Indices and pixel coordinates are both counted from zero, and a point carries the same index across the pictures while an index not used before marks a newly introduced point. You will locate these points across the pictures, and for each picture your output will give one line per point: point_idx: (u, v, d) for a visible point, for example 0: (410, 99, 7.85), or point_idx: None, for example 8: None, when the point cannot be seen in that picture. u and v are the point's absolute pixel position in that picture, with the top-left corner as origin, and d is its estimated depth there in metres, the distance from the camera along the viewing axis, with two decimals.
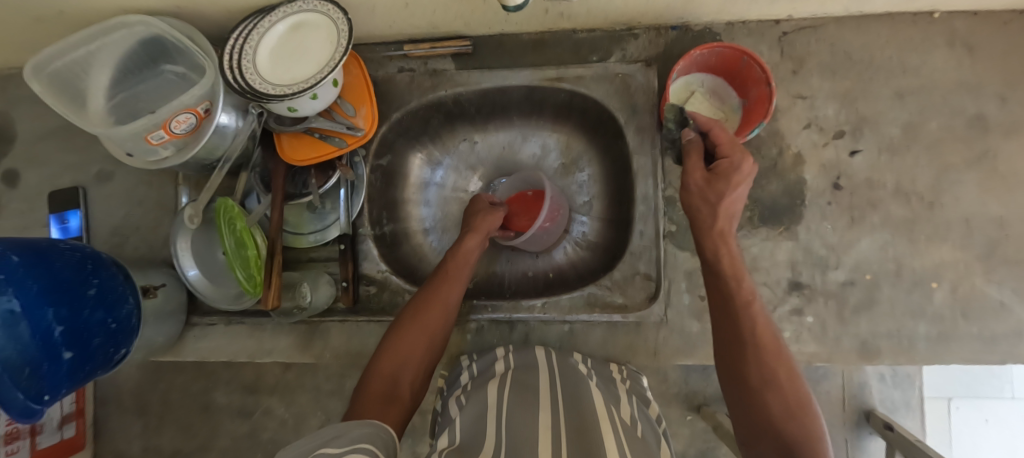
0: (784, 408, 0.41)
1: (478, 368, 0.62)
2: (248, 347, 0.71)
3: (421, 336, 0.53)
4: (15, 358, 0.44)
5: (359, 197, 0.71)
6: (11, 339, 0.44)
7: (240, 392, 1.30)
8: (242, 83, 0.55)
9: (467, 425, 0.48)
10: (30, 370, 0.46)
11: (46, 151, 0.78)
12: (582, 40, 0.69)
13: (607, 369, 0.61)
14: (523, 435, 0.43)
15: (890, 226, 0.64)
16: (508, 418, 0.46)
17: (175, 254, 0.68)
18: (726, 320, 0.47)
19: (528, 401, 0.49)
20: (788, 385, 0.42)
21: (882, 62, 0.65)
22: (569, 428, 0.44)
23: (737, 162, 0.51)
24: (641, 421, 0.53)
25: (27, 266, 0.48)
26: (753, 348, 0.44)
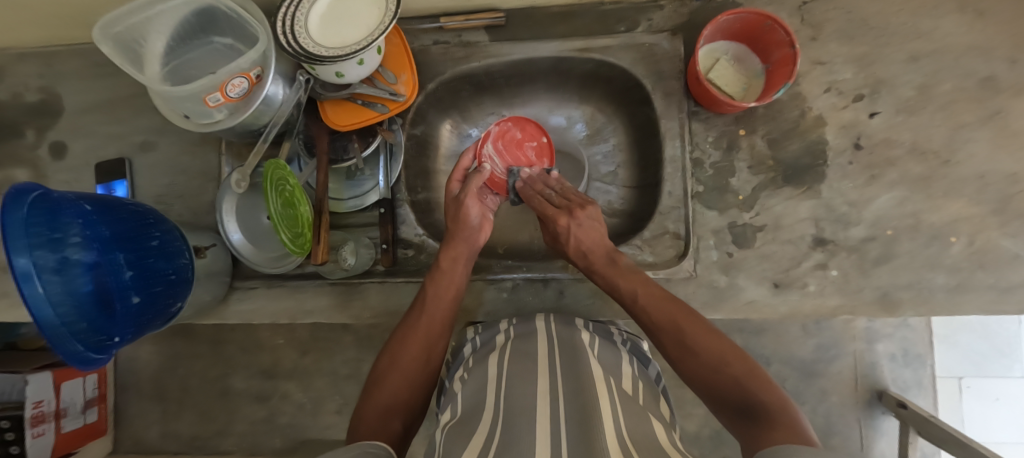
0: (708, 367, 0.48)
1: (480, 341, 0.61)
2: (289, 308, 0.74)
3: (410, 349, 0.56)
4: (75, 304, 0.47)
5: (397, 163, 0.74)
6: (72, 287, 0.46)
7: (256, 378, 1.37)
8: (296, 46, 0.58)
9: (470, 395, 0.49)
10: (93, 318, 0.49)
11: (91, 124, 0.81)
12: (609, 11, 0.72)
13: (607, 329, 0.62)
14: (522, 398, 0.44)
15: (908, 183, 0.66)
16: (507, 385, 0.47)
17: (222, 218, 0.71)
18: (643, 314, 0.55)
19: (525, 368, 0.50)
20: (707, 345, 0.49)
21: (897, 28, 0.68)
22: (567, 389, 0.45)
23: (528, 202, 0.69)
24: (642, 382, 0.55)
25: (98, 214, 0.52)
26: (671, 324, 0.52)
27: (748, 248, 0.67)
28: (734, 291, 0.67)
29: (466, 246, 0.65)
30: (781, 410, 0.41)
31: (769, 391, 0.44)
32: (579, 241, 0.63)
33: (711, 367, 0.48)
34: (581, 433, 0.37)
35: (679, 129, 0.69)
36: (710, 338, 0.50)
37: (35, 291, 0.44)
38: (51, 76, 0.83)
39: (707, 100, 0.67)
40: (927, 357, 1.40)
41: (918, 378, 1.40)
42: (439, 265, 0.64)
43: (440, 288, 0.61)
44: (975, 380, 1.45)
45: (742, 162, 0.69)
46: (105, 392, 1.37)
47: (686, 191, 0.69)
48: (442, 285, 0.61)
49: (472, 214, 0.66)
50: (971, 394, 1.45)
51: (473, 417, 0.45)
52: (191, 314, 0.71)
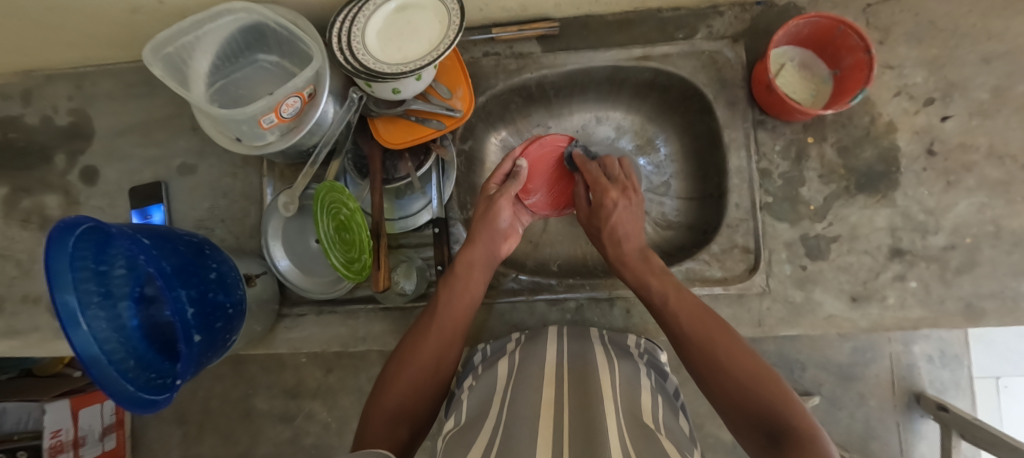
0: (740, 383, 0.45)
1: (491, 349, 0.63)
2: (342, 336, 0.71)
3: (424, 355, 0.53)
4: (118, 347, 0.48)
5: (450, 180, 0.71)
6: (115, 330, 0.49)
7: (283, 398, 1.46)
8: (356, 64, 0.55)
9: (475, 405, 0.50)
10: (139, 356, 0.51)
11: (127, 147, 0.79)
12: (667, 18, 0.70)
13: (623, 342, 0.61)
14: (524, 409, 0.43)
15: (986, 188, 0.64)
16: (511, 397, 0.47)
17: (268, 244, 0.69)
18: (672, 319, 0.53)
19: (531, 376, 0.50)
20: (745, 362, 0.46)
21: (967, 30, 0.66)
22: (571, 401, 0.44)
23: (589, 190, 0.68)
24: (662, 397, 0.54)
25: (157, 248, 0.48)
26: (700, 336, 0.50)
27: (823, 261, 0.65)
28: (811, 305, 0.64)
29: (484, 249, 0.62)
30: (809, 434, 0.38)
31: (795, 413, 0.41)
32: (618, 224, 0.62)
33: (740, 384, 0.45)
34: (582, 435, 0.37)
35: (745, 139, 0.67)
36: (748, 360, 0.47)
37: (81, 331, 0.45)
38: (83, 98, 0.80)
39: (777, 108, 0.64)
40: (964, 358, 1.38)
41: (955, 379, 1.38)
42: (454, 268, 0.61)
43: (456, 294, 0.59)
44: (1011, 379, 1.43)
45: (811, 172, 0.66)
46: (120, 416, 1.44)
47: (755, 203, 0.66)
48: (461, 294, 0.59)
49: (503, 218, 0.63)
50: (1009, 393, 1.43)
51: (473, 427, 0.44)
52: (241, 345, 0.68)
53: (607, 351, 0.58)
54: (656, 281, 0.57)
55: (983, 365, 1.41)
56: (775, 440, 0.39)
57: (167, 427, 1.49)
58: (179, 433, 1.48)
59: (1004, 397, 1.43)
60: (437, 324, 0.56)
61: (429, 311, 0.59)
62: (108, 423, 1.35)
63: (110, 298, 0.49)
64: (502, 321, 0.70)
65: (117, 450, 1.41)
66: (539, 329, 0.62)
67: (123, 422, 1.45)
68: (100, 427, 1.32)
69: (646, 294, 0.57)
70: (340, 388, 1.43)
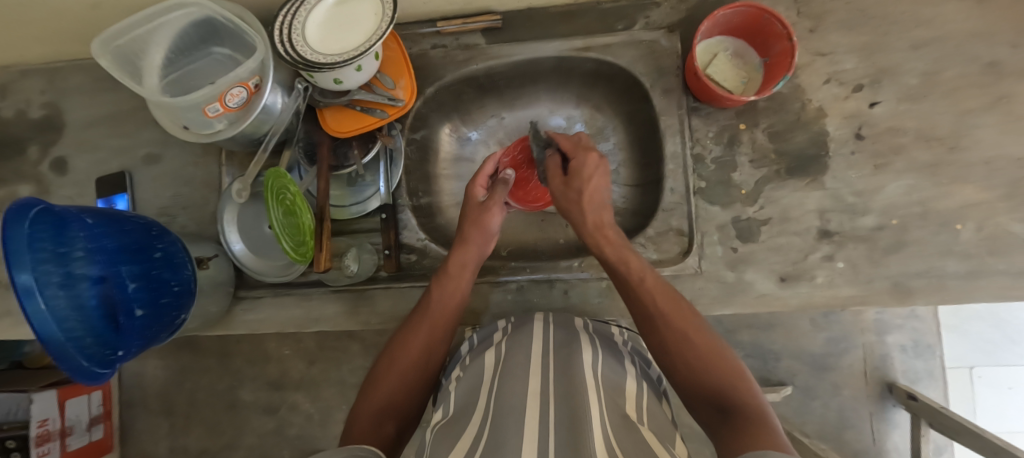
0: (697, 362, 0.47)
1: (478, 338, 0.65)
2: (296, 317, 0.73)
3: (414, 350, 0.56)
4: (77, 327, 0.46)
5: (397, 169, 0.74)
6: (74, 307, 0.46)
7: (267, 389, 1.49)
8: (294, 55, 0.58)
9: (462, 395, 0.53)
10: (99, 333, 0.49)
11: (95, 138, 0.82)
12: (607, 10, 0.73)
13: (607, 330, 0.64)
14: (512, 400, 0.44)
15: (914, 171, 0.66)
16: (498, 386, 0.49)
17: (223, 228, 0.72)
18: (642, 298, 0.53)
19: (517, 366, 0.51)
20: (704, 343, 0.48)
21: (896, 17, 0.68)
22: (557, 391, 0.46)
23: (581, 161, 0.62)
24: (644, 382, 0.57)
25: (99, 227, 0.51)
26: (666, 319, 0.51)
27: (754, 243, 0.67)
28: (742, 285, 0.66)
29: (475, 252, 0.64)
30: (755, 410, 0.40)
31: (743, 390, 0.43)
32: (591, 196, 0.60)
33: (699, 362, 0.47)
34: (567, 427, 0.39)
35: (681, 125, 0.69)
36: (702, 343, 0.49)
37: (38, 308, 0.44)
38: (55, 93, 0.84)
39: (706, 95, 0.67)
40: (936, 347, 1.36)
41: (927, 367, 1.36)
42: (448, 268, 0.63)
43: (447, 292, 0.61)
44: (986, 369, 1.40)
45: (743, 157, 0.69)
46: (108, 408, 1.47)
47: (689, 187, 0.69)
48: (451, 286, 0.62)
49: (494, 222, 0.65)
50: (983, 384, 1.41)
51: (461, 419, 0.47)
52: (198, 326, 0.71)
53: (591, 338, 0.60)
54: (625, 263, 0.56)
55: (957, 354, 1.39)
56: (724, 416, 0.41)
57: (153, 418, 1.52)
58: (162, 424, 1.51)
59: (979, 388, 1.41)
60: (427, 324, 0.58)
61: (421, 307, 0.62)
62: (96, 414, 1.40)
63: (71, 277, 0.47)
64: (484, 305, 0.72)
65: (103, 441, 1.44)
66: (526, 316, 0.65)
67: (111, 414, 1.48)
68: (87, 417, 1.35)
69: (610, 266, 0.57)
70: (323, 379, 1.46)
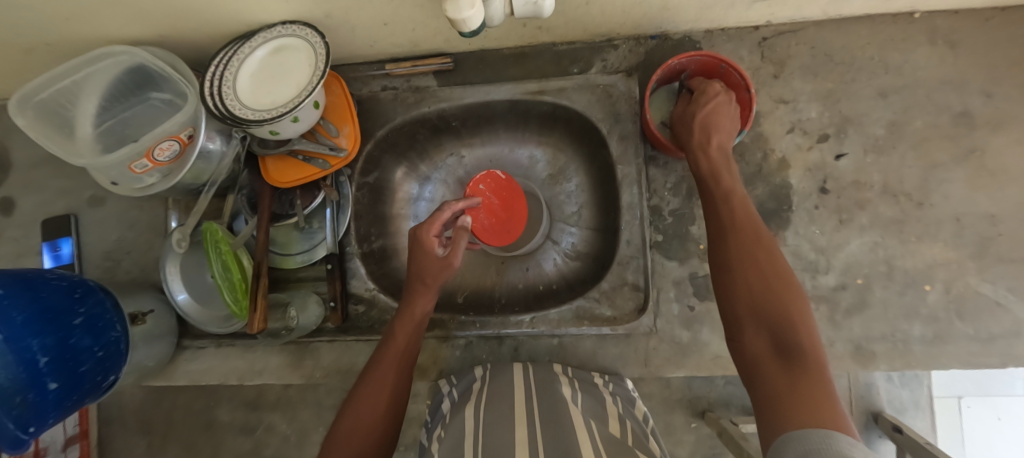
0: (765, 289, 0.39)
1: (458, 392, 0.63)
2: (238, 369, 0.72)
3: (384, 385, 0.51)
4: (2, 389, 0.45)
5: (345, 216, 0.71)
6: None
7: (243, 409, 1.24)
8: (222, 109, 0.55)
9: (448, 452, 0.49)
10: (25, 394, 0.47)
11: (41, 179, 0.80)
12: (562, 52, 0.70)
13: (587, 375, 0.63)
14: (500, 449, 0.43)
15: (879, 227, 0.63)
16: (485, 436, 0.47)
17: (165, 278, 0.68)
18: (714, 211, 0.48)
19: (501, 416, 0.51)
20: (773, 262, 0.41)
21: (863, 63, 0.65)
22: (546, 436, 0.45)
23: (710, 91, 0.57)
24: (631, 423, 0.55)
25: (12, 297, 0.49)
26: (728, 233, 0.44)
27: (710, 300, 0.64)
28: (698, 346, 0.63)
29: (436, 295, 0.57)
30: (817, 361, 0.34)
31: (809, 334, 0.36)
32: (715, 114, 0.56)
33: (765, 290, 0.39)
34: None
35: (637, 175, 0.66)
36: (770, 261, 0.41)
37: None
38: (1, 131, 0.82)
39: (663, 147, 0.64)
40: (926, 377, 1.08)
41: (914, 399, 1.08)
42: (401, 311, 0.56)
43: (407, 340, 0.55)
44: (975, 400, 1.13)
45: (701, 209, 0.66)
46: (84, 427, 1.20)
47: (646, 240, 0.65)
48: (407, 319, 0.55)
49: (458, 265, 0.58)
50: (972, 417, 1.13)
51: None
52: (134, 380, 0.69)
53: (571, 384, 0.60)
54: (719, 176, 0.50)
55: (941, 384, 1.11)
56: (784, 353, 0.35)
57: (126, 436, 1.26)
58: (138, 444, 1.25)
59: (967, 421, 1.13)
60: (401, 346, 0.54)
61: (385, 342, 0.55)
62: (72, 434, 1.15)
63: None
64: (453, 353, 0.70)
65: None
66: (504, 366, 0.64)
67: (89, 433, 1.22)
68: (62, 438, 1.10)
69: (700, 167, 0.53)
70: (298, 401, 1.22)
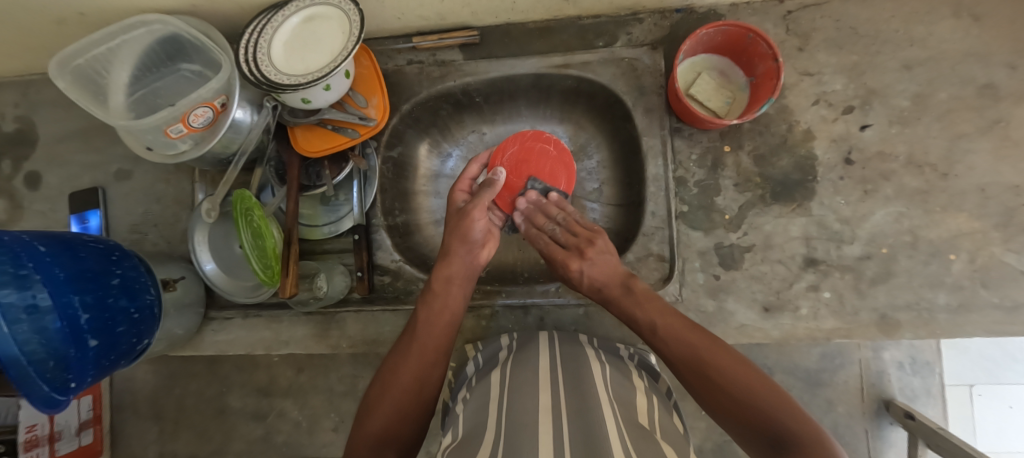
0: (742, 396, 0.41)
1: (483, 358, 0.64)
2: (265, 339, 0.73)
3: (404, 374, 0.48)
4: (40, 350, 0.45)
5: (371, 188, 0.72)
6: (37, 331, 0.45)
7: (253, 396, 1.07)
8: (258, 75, 0.56)
9: (471, 415, 0.50)
10: (61, 357, 0.47)
11: (68, 152, 0.81)
12: (587, 26, 0.70)
13: (613, 346, 0.63)
14: (522, 416, 0.45)
15: (904, 197, 0.63)
16: (508, 400, 0.49)
17: (193, 248, 0.70)
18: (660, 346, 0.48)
19: (526, 382, 0.51)
20: (732, 371, 0.43)
21: (888, 35, 0.65)
22: (569, 407, 0.46)
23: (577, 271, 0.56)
24: (655, 397, 0.55)
25: (53, 255, 0.49)
26: (691, 359, 0.45)
27: (736, 270, 0.65)
28: (723, 315, 0.64)
29: (463, 261, 0.56)
30: (813, 444, 0.36)
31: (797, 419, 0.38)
32: (593, 278, 0.55)
33: (738, 399, 0.41)
34: (582, 443, 0.39)
35: (662, 147, 0.66)
36: (733, 364, 0.43)
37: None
38: (28, 106, 0.83)
39: (689, 117, 0.64)
40: (937, 366, 1.00)
41: (925, 387, 1.01)
42: (430, 285, 0.56)
43: (434, 314, 0.53)
44: (987, 388, 1.05)
45: (726, 181, 0.66)
46: (98, 412, 1.05)
47: (671, 211, 0.65)
48: (438, 305, 0.54)
49: (477, 228, 0.56)
50: (983, 405, 1.05)
51: (473, 439, 0.44)
52: (163, 348, 0.70)
53: (596, 352, 0.60)
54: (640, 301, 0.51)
55: (955, 371, 1.03)
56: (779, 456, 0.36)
57: (129, 425, 1.09)
58: (142, 435, 1.09)
59: (979, 411, 1.05)
60: (417, 341, 0.51)
61: (407, 333, 0.53)
62: (85, 419, 0.99)
63: (37, 302, 0.45)
64: (481, 324, 0.71)
65: (95, 448, 1.02)
66: (529, 334, 0.64)
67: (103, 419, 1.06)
68: (77, 422, 0.95)
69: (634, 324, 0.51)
70: (310, 389, 1.05)
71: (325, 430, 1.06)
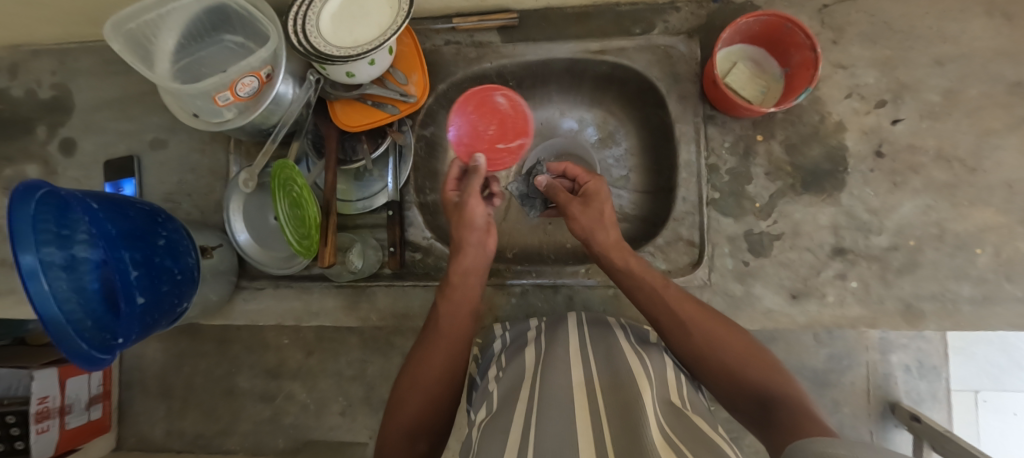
0: (739, 360, 0.45)
1: (510, 337, 0.64)
2: (296, 310, 0.74)
3: (432, 364, 0.49)
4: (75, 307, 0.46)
5: (406, 165, 0.73)
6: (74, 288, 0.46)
7: (266, 372, 1.08)
8: (307, 45, 0.57)
9: (504, 392, 0.51)
10: (99, 316, 0.48)
11: (103, 120, 0.83)
12: (625, 12, 0.72)
13: (641, 330, 0.63)
14: (557, 391, 0.45)
15: (932, 191, 0.64)
16: (542, 378, 0.49)
17: (227, 218, 0.70)
18: (658, 300, 0.52)
19: (558, 358, 0.52)
20: (732, 337, 0.47)
21: (921, 32, 0.66)
22: (603, 383, 0.47)
23: (597, 185, 0.62)
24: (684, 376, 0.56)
25: (106, 212, 0.51)
26: (692, 319, 0.49)
27: (764, 257, 0.66)
28: (750, 300, 0.65)
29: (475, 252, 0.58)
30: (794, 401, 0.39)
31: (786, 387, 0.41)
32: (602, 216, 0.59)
33: (735, 362, 0.45)
34: (618, 416, 0.40)
35: (695, 133, 0.67)
36: (729, 334, 0.47)
37: (39, 287, 0.43)
38: (65, 73, 0.84)
39: (724, 104, 0.65)
40: (943, 370, 1.01)
41: (932, 390, 1.01)
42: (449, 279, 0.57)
43: (455, 305, 0.54)
44: (992, 394, 1.06)
45: (758, 169, 0.68)
46: (111, 383, 1.05)
47: (702, 197, 0.67)
48: (452, 298, 0.55)
49: (479, 214, 0.59)
50: (988, 411, 1.07)
51: (507, 412, 0.45)
52: (197, 314, 0.71)
53: (627, 334, 0.61)
54: (639, 274, 0.55)
55: (962, 376, 1.04)
56: (765, 415, 0.39)
57: (141, 399, 1.09)
58: (152, 409, 1.09)
59: (983, 416, 1.06)
60: (443, 338, 0.51)
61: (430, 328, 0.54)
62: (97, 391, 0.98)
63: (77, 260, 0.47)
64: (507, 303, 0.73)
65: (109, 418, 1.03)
66: (559, 316, 0.65)
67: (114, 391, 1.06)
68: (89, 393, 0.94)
69: (630, 289, 0.55)
70: (321, 371, 1.06)
71: (332, 414, 1.06)
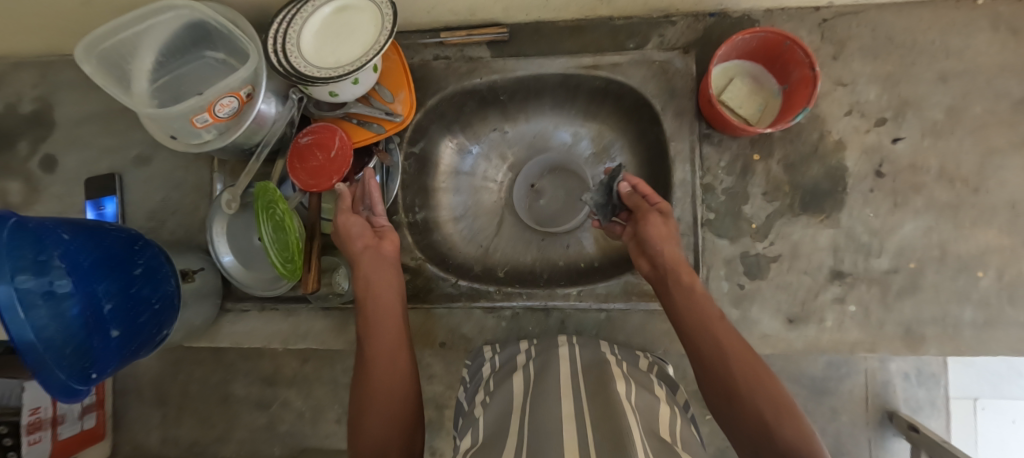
0: (776, 414, 0.41)
1: (500, 361, 0.63)
2: (283, 332, 0.73)
3: (381, 368, 0.49)
4: (58, 335, 0.43)
5: (393, 183, 0.71)
6: (56, 316, 0.43)
7: (258, 386, 1.06)
8: (288, 66, 0.55)
9: (491, 422, 0.49)
10: (81, 342, 0.46)
11: (85, 136, 0.80)
12: (619, 26, 0.70)
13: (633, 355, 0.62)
14: (546, 420, 0.44)
15: (934, 211, 0.63)
16: (531, 406, 0.48)
17: (211, 240, 0.68)
18: (701, 331, 0.47)
19: (548, 387, 0.51)
20: (772, 386, 0.43)
21: (925, 46, 0.64)
22: (594, 412, 0.45)
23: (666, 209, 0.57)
24: (675, 406, 0.54)
25: (76, 241, 0.49)
26: (734, 360, 0.44)
27: (762, 279, 0.64)
28: (747, 324, 0.63)
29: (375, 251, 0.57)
30: None
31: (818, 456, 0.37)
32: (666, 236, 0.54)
33: (773, 413, 0.41)
34: (609, 444, 0.38)
35: (690, 152, 0.65)
36: (769, 381, 0.43)
37: (17, 317, 0.40)
38: (46, 87, 0.82)
39: (720, 123, 0.64)
40: (942, 378, 0.99)
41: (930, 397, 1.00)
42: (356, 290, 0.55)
43: (381, 309, 0.54)
44: (990, 402, 1.05)
45: (756, 188, 0.66)
46: (101, 397, 1.04)
47: (697, 218, 0.65)
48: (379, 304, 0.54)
49: (354, 225, 0.57)
50: (987, 419, 1.05)
51: (495, 444, 0.44)
52: (181, 338, 0.69)
53: (618, 359, 0.59)
54: (693, 296, 0.50)
55: (960, 384, 1.03)
56: None
57: (131, 412, 1.08)
58: (143, 422, 1.08)
59: (982, 425, 1.05)
60: (380, 341, 0.51)
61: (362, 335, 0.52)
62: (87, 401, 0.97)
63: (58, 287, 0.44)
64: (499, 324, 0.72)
65: (98, 432, 1.01)
66: (550, 340, 0.63)
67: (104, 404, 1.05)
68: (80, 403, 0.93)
69: (673, 312, 0.51)
70: (314, 380, 1.04)
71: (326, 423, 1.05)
